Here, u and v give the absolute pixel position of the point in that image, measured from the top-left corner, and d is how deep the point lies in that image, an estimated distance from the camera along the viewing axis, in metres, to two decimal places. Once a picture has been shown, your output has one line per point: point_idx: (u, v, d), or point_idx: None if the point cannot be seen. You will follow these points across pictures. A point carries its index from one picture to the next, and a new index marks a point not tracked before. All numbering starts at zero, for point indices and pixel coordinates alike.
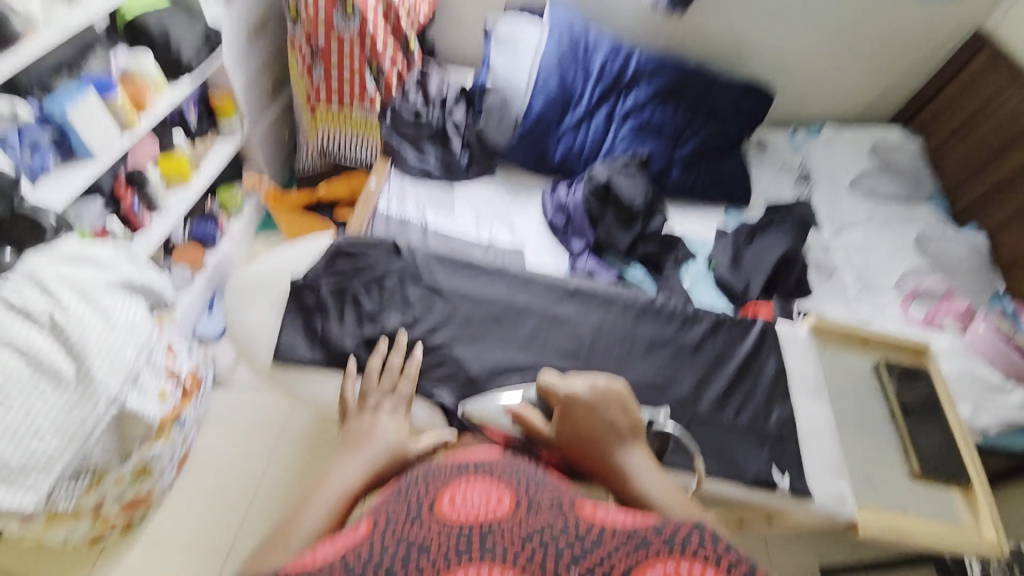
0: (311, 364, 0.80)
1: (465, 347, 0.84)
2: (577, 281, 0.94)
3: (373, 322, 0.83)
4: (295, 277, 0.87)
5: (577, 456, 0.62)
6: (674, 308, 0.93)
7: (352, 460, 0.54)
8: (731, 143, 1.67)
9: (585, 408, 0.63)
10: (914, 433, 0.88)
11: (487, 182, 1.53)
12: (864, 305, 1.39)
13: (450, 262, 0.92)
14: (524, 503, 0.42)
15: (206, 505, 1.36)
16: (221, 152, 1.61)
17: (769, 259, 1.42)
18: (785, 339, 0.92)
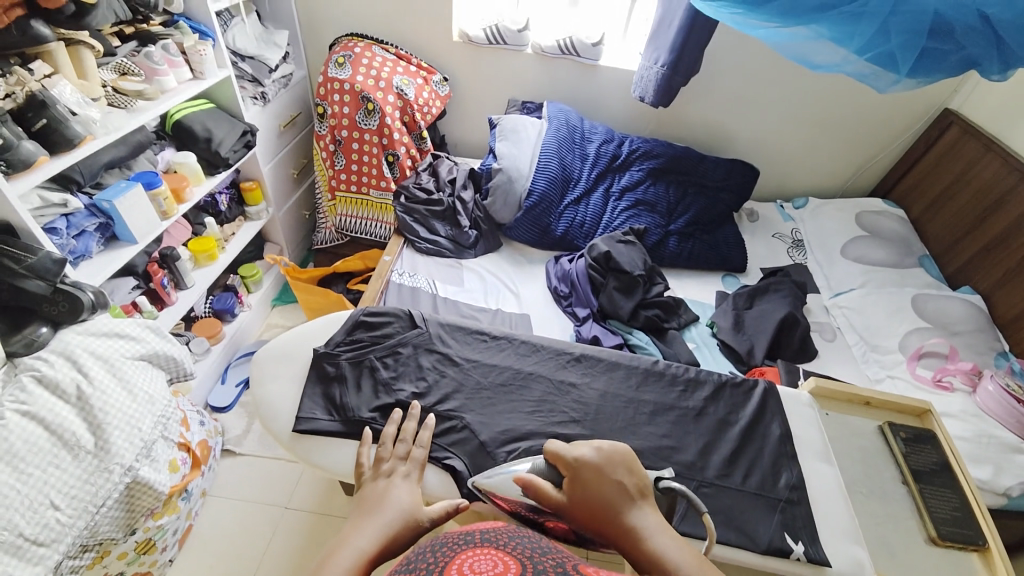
0: (328, 433, 0.82)
1: (475, 413, 0.85)
2: (581, 347, 0.98)
3: (389, 389, 0.86)
4: (317, 348, 0.91)
5: (585, 518, 0.61)
6: (676, 372, 0.96)
7: (368, 526, 0.54)
8: (722, 214, 1.78)
9: (592, 471, 0.65)
10: (926, 494, 0.86)
11: (493, 256, 1.62)
12: (872, 366, 1.42)
13: (460, 331, 0.97)
14: (533, 569, 0.39)
15: None
16: (248, 233, 1.75)
17: (771, 321, 1.45)
18: (790, 402, 0.93)
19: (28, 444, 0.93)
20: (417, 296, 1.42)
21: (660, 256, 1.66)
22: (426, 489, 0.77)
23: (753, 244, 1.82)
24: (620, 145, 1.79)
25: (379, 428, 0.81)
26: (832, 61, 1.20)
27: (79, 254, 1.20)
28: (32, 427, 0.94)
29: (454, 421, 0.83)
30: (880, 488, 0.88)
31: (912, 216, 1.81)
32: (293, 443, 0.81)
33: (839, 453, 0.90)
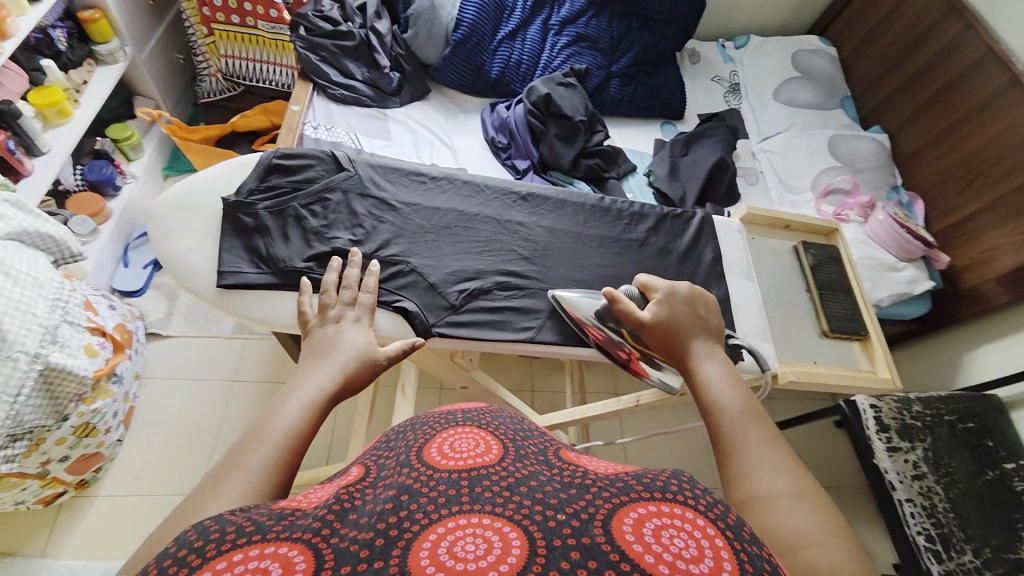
0: (261, 286, 0.76)
1: (422, 257, 0.82)
2: (527, 186, 0.94)
3: (322, 237, 0.79)
4: (226, 197, 0.80)
5: (658, 339, 0.67)
6: (621, 208, 0.97)
7: (324, 365, 0.54)
8: (665, 54, 1.67)
9: (687, 300, 0.70)
10: (825, 298, 0.99)
11: (423, 105, 1.44)
12: (785, 205, 1.53)
13: (394, 175, 0.89)
14: (515, 453, 0.40)
15: (165, 454, 1.31)
16: (105, 84, 1.37)
17: (704, 167, 1.49)
18: (722, 231, 0.99)
19: None
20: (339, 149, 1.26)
21: (602, 101, 1.57)
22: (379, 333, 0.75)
23: (693, 87, 1.77)
24: None
25: (318, 277, 0.76)
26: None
27: None
28: None
29: (400, 265, 0.80)
30: (789, 299, 1.00)
31: (843, 54, 1.81)
32: (222, 300, 0.75)
33: (757, 273, 1.01)
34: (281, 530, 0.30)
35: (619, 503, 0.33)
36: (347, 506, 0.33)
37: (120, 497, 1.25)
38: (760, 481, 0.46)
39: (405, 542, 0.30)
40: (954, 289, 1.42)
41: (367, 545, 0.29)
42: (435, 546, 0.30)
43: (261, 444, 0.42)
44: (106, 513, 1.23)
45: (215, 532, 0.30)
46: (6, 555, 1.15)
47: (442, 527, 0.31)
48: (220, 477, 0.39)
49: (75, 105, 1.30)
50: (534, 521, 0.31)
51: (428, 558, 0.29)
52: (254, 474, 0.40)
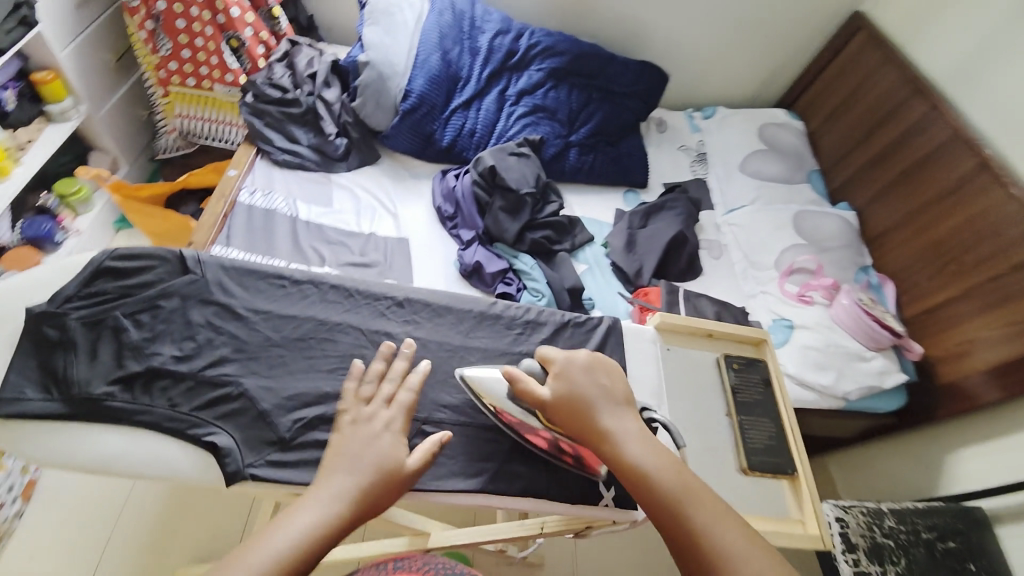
0: (43, 417, 0.63)
1: (257, 377, 0.70)
2: (406, 290, 0.84)
3: (139, 355, 0.68)
4: (34, 306, 0.69)
5: (568, 419, 0.67)
6: (514, 315, 0.87)
7: (321, 494, 0.57)
8: (628, 124, 1.66)
9: (584, 369, 0.70)
10: (745, 426, 0.88)
11: (372, 170, 1.40)
12: (748, 282, 1.47)
13: (238, 271, 0.76)
14: None
15: (66, 532, 1.18)
16: (51, 140, 1.33)
17: (661, 241, 1.44)
18: (631, 339, 0.93)
19: None
20: (272, 221, 1.20)
21: (559, 169, 1.54)
22: (181, 467, 0.64)
23: (658, 156, 1.74)
24: (518, 38, 1.55)
25: (119, 404, 0.65)
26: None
27: None
28: None
29: (228, 387, 0.68)
30: (706, 424, 0.89)
31: (810, 129, 1.79)
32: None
33: (676, 379, 0.91)
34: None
35: None
36: None
37: None
38: (727, 566, 0.54)
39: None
40: (929, 383, 1.32)
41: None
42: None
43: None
44: None
45: None
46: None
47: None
48: None
49: (15, 162, 1.25)
50: None
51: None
52: None
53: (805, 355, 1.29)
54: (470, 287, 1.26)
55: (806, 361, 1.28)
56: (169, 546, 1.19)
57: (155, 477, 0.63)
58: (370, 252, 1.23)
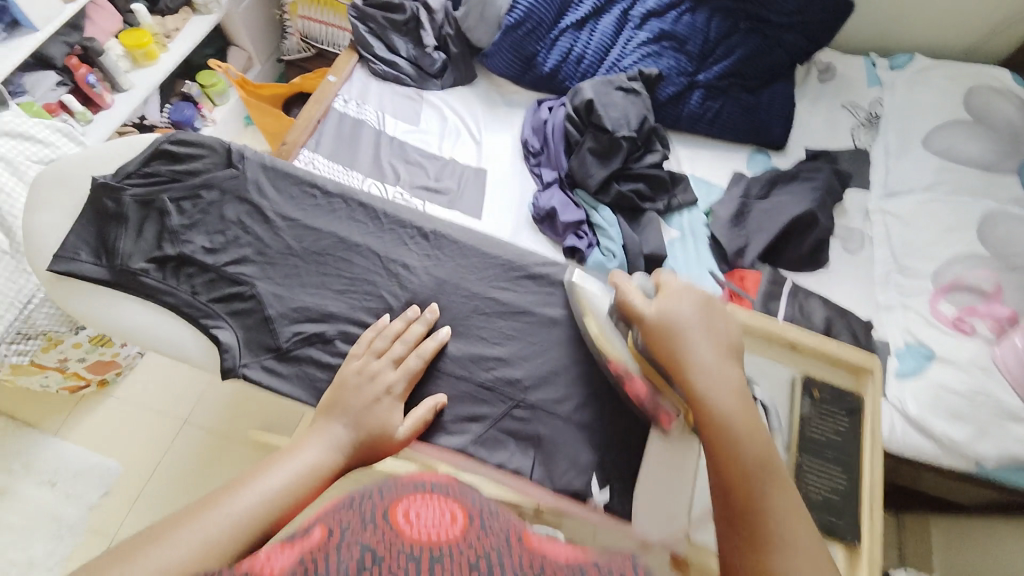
0: (93, 281, 0.70)
1: (272, 283, 0.72)
2: (435, 223, 0.79)
3: (174, 239, 0.72)
4: (98, 176, 0.74)
5: (663, 345, 0.62)
6: (552, 273, 0.77)
7: (319, 438, 0.57)
8: (776, 67, 1.34)
9: (697, 304, 0.65)
10: (803, 469, 0.72)
11: (464, 92, 1.33)
12: (885, 290, 1.17)
13: (281, 176, 0.78)
14: (490, 528, 0.38)
15: (173, 377, 1.39)
16: (196, 30, 1.45)
17: (778, 219, 1.19)
18: None
19: None
20: (359, 133, 1.21)
21: (672, 115, 1.31)
22: (189, 351, 0.70)
23: (809, 112, 1.39)
24: None
25: (151, 281, 0.70)
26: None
27: None
28: None
29: (242, 287, 0.71)
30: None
31: None
32: (52, 284, 0.70)
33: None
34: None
35: None
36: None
37: (124, 405, 1.35)
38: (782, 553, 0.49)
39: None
40: None
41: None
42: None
43: (223, 510, 0.47)
44: (115, 414, 1.34)
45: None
46: (29, 426, 1.31)
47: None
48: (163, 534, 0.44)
49: (162, 48, 1.41)
50: None
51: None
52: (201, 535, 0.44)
53: (934, 396, 1.01)
54: (540, 233, 1.17)
55: (933, 404, 1.01)
56: (245, 412, 1.35)
57: (170, 355, 0.70)
58: (445, 178, 1.19)
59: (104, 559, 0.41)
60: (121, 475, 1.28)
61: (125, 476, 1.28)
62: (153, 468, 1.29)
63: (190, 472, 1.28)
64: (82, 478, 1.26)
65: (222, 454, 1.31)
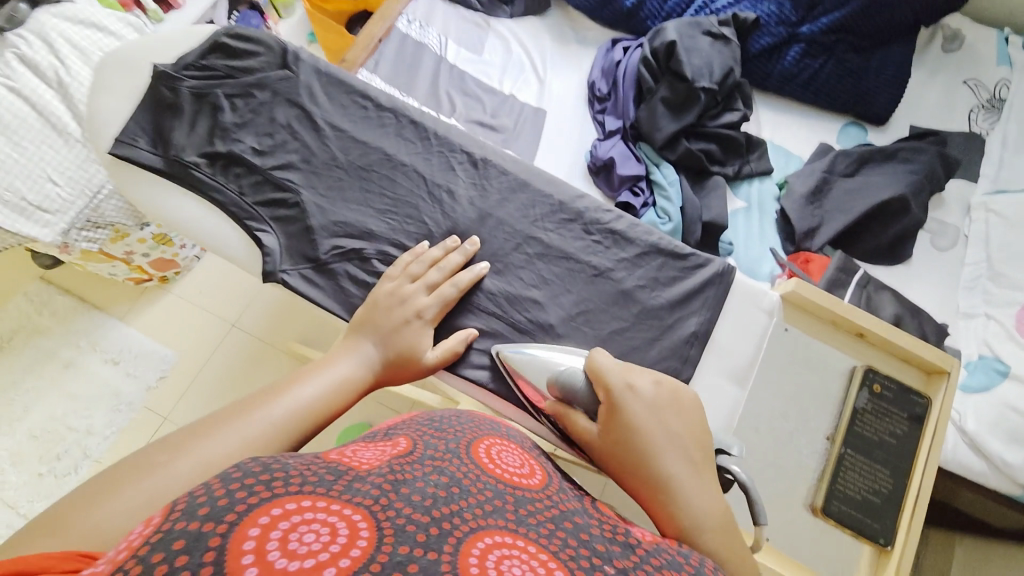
0: (148, 168, 0.70)
1: (316, 192, 0.71)
2: (487, 152, 0.76)
3: (225, 136, 0.72)
4: (160, 65, 0.73)
5: (617, 466, 0.50)
6: (601, 221, 0.73)
7: (354, 351, 0.58)
8: (896, 24, 1.16)
9: (645, 411, 0.51)
10: (845, 464, 0.68)
11: (533, 23, 1.23)
12: (969, 297, 1.04)
13: (339, 84, 0.76)
14: (553, 484, 0.42)
15: (222, 283, 1.47)
16: None
17: (861, 203, 1.07)
18: (742, 299, 0.72)
19: (22, 122, 0.99)
20: (419, 57, 1.16)
21: (761, 71, 1.17)
22: (231, 250, 0.70)
23: (924, 84, 1.20)
24: None
25: (201, 176, 0.70)
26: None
27: None
28: (19, 104, 0.99)
29: (287, 195, 0.71)
30: (788, 440, 0.71)
31: None
32: (110, 166, 0.71)
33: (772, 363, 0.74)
34: (145, 545, 0.26)
35: (657, 565, 0.36)
36: (398, 477, 0.34)
37: (181, 301, 1.46)
38: None
39: (226, 534, 0.27)
40: None
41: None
42: (265, 539, 0.27)
43: (263, 415, 0.48)
44: (171, 309, 1.45)
45: (345, 471, 0.33)
46: (97, 308, 1.44)
47: (278, 510, 0.28)
48: (205, 430, 0.45)
49: None
50: (576, 556, 0.33)
51: (253, 554, 0.26)
52: (242, 435, 0.46)
53: (997, 415, 0.91)
54: (593, 185, 1.10)
55: (995, 424, 0.91)
56: (287, 324, 1.43)
57: (215, 251, 0.70)
58: (502, 115, 1.13)
59: (152, 448, 0.42)
60: (174, 364, 1.40)
61: (177, 365, 1.40)
62: (200, 363, 1.40)
63: (233, 373, 1.39)
64: (140, 362, 1.39)
65: (261, 358, 1.40)
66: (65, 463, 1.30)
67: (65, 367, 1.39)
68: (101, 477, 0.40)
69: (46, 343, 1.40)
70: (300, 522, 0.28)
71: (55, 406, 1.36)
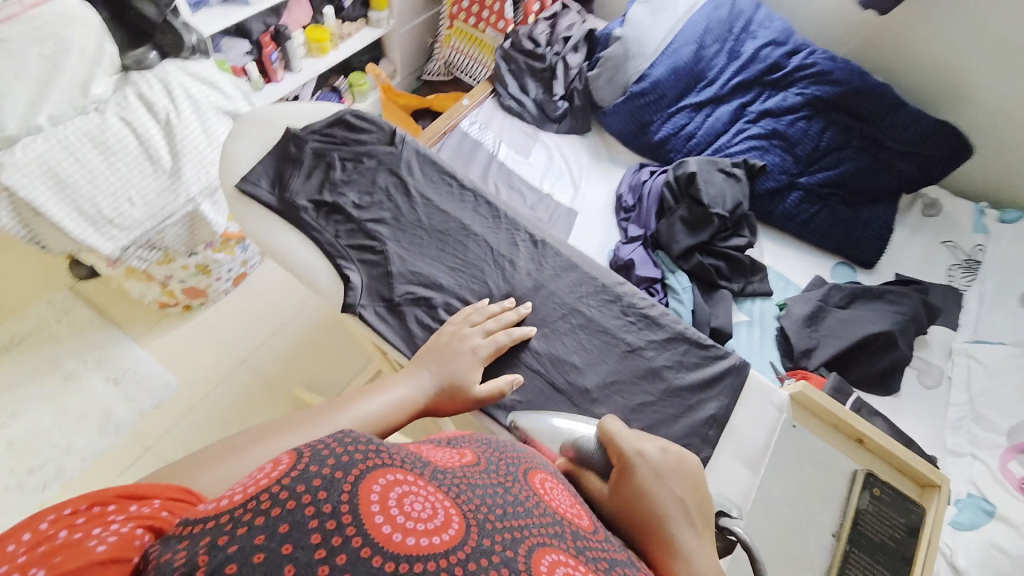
0: (264, 204, 0.81)
1: (399, 245, 0.81)
2: (546, 235, 0.87)
3: (333, 189, 0.84)
4: (293, 127, 0.88)
5: (628, 531, 0.51)
6: (635, 304, 0.82)
7: (411, 374, 0.65)
8: (881, 189, 1.36)
9: (650, 476, 0.54)
10: (850, 561, 0.73)
11: (575, 140, 1.44)
12: (954, 437, 1.10)
13: (430, 162, 0.90)
14: (599, 528, 0.45)
15: (244, 319, 1.52)
16: (364, 39, 1.69)
17: (852, 334, 1.17)
18: (754, 396, 0.76)
19: (121, 145, 1.09)
20: (475, 152, 1.34)
21: (767, 208, 1.35)
22: (317, 282, 0.78)
23: (906, 241, 1.38)
24: (791, 55, 1.40)
25: (307, 218, 0.81)
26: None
27: None
28: (126, 131, 1.10)
29: (374, 243, 0.80)
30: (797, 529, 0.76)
31: None
32: (230, 197, 0.82)
33: (780, 461, 0.78)
34: (290, 478, 0.34)
35: None
36: (467, 486, 0.39)
37: (200, 330, 1.49)
38: None
39: (353, 484, 0.35)
40: None
41: (321, 521, 0.32)
42: (385, 496, 0.35)
43: (329, 423, 0.55)
44: (188, 337, 1.48)
45: (435, 466, 0.41)
46: (115, 325, 1.47)
47: (390, 476, 0.36)
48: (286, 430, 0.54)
49: (335, 46, 1.65)
50: None
51: (378, 505, 0.34)
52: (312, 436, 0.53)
53: (984, 555, 0.92)
54: None
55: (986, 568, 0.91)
56: (298, 368, 1.45)
57: (302, 280, 0.78)
58: (539, 209, 1.28)
59: (244, 438, 0.52)
60: (174, 393, 1.39)
61: (178, 394, 1.39)
62: (203, 395, 1.40)
63: (232, 410, 1.38)
64: (141, 386, 1.39)
65: (262, 397, 1.40)
66: (36, 479, 1.26)
67: (66, 379, 1.38)
68: (205, 452, 0.49)
69: (55, 352, 1.41)
70: (402, 493, 0.35)
71: (42, 417, 1.33)
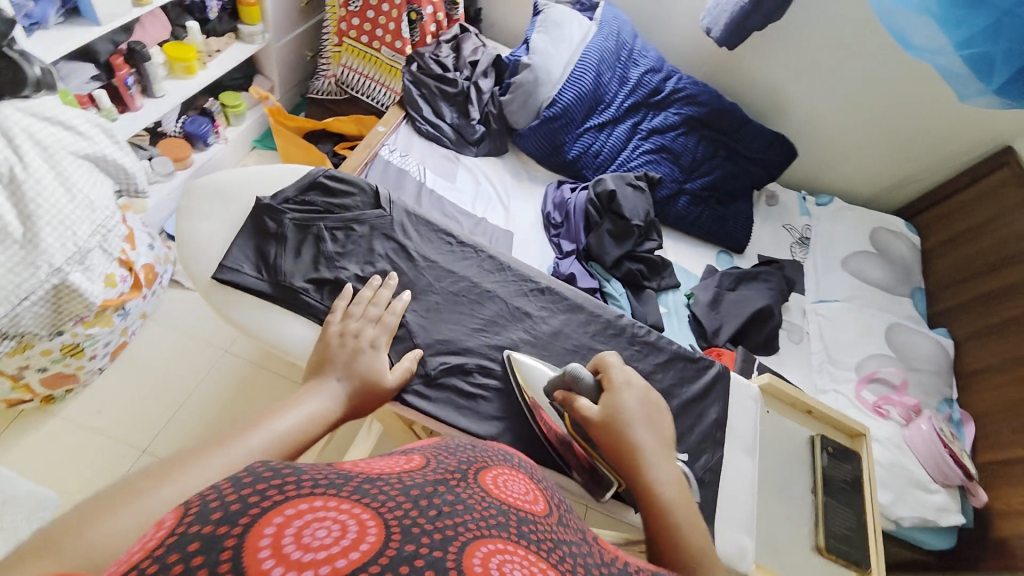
0: (255, 290, 0.87)
1: (419, 314, 0.90)
2: (548, 282, 1.00)
3: (330, 264, 0.90)
4: (261, 197, 0.94)
5: (608, 438, 0.67)
6: (635, 332, 0.98)
7: (332, 385, 0.67)
8: (744, 189, 1.68)
9: (635, 404, 0.70)
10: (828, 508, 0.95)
11: (495, 161, 1.48)
12: (823, 378, 1.43)
13: (422, 222, 1.00)
14: (560, 518, 0.38)
15: (133, 397, 1.24)
16: (236, 55, 1.48)
17: (746, 310, 1.43)
18: (737, 392, 0.97)
19: None
20: (403, 178, 1.31)
21: (666, 212, 1.57)
22: None
23: (762, 228, 1.73)
24: (665, 79, 1.62)
25: (309, 298, 0.87)
26: (928, 45, 1.15)
27: (35, 20, 1.01)
28: None
29: None
30: (784, 491, 0.97)
31: (926, 246, 1.71)
32: (211, 289, 0.87)
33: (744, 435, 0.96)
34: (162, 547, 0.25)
35: None
36: (386, 488, 0.31)
37: (74, 426, 1.18)
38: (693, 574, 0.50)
39: (242, 534, 0.26)
40: (982, 535, 1.27)
41: None
42: (282, 533, 0.26)
43: (245, 443, 0.51)
44: (59, 435, 1.17)
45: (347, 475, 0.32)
46: None
47: (293, 508, 0.27)
48: (197, 453, 0.47)
49: (201, 65, 1.42)
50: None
51: (270, 549, 0.25)
52: (233, 457, 0.49)
53: None
54: None
55: None
56: None
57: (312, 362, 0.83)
58: (478, 233, 1.30)
59: (141, 475, 0.44)
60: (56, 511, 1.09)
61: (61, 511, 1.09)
62: None
63: None
64: None
65: None
66: None
67: None
68: (92, 500, 0.40)
69: None
70: (309, 520, 0.27)
71: None
